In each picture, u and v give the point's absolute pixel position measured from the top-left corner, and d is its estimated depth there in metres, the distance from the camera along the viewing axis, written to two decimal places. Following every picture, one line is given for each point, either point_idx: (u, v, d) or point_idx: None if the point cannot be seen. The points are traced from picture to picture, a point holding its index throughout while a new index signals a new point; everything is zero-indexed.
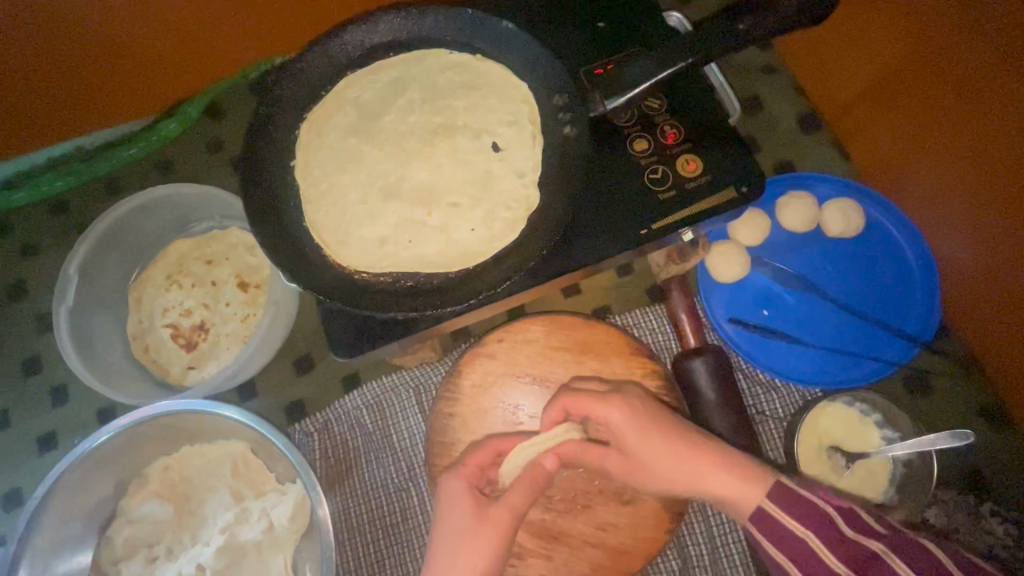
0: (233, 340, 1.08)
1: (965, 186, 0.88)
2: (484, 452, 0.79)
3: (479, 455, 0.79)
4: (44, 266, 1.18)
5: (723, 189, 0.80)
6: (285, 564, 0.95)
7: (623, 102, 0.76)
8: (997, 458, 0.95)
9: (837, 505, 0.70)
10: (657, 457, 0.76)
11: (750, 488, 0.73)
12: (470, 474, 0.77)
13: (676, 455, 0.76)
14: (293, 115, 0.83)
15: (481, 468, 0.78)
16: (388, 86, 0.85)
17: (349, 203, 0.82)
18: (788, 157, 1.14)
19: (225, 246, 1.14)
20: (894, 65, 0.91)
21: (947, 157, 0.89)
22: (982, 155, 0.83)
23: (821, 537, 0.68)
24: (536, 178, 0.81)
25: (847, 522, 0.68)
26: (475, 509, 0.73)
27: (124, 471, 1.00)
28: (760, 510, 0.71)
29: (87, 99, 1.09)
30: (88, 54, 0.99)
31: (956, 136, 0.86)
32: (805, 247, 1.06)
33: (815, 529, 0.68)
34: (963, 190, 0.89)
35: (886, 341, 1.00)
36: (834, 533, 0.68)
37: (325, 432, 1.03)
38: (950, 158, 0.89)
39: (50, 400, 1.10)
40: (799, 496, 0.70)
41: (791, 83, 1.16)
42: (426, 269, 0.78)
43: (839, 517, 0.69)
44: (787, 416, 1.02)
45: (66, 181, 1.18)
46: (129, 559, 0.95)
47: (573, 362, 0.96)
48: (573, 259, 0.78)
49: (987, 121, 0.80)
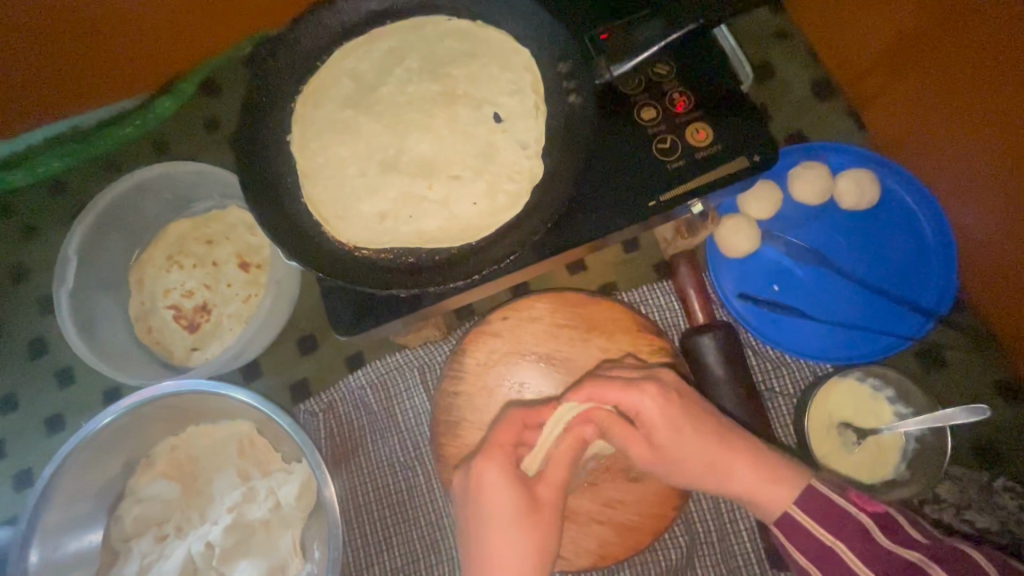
0: (235, 321, 1.07)
1: (984, 158, 0.84)
2: (509, 428, 0.73)
3: (504, 430, 0.74)
4: (44, 248, 1.17)
5: (736, 159, 0.77)
6: (294, 542, 0.96)
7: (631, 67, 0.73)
8: (1013, 434, 0.94)
9: (874, 514, 0.72)
10: (687, 446, 0.77)
11: (777, 491, 0.75)
12: (504, 456, 0.71)
13: (707, 445, 0.77)
14: (289, 88, 0.81)
15: (514, 447, 0.72)
16: (386, 55, 0.82)
17: (348, 177, 0.79)
18: (801, 127, 1.10)
19: (225, 226, 1.13)
20: (910, 32, 0.87)
21: (966, 128, 0.85)
22: (1001, 127, 0.79)
23: (853, 548, 0.70)
24: (539, 150, 0.78)
25: (884, 532, 0.71)
26: (523, 492, 0.70)
27: (131, 452, 1.00)
28: (788, 517, 0.75)
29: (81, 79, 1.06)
30: (80, 34, 0.96)
31: (975, 107, 0.82)
32: (817, 221, 1.03)
33: (845, 539, 0.71)
34: (983, 162, 0.85)
35: (900, 315, 0.98)
36: (867, 541, 0.70)
37: (330, 411, 1.03)
38: (969, 129, 0.85)
39: (56, 381, 1.10)
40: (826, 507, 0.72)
41: (805, 49, 1.12)
42: (428, 245, 0.76)
43: (877, 527, 0.71)
44: (797, 393, 1.00)
45: (63, 161, 1.16)
46: (140, 537, 0.96)
47: (579, 339, 0.95)
48: (579, 233, 0.76)
49: (1005, 92, 0.76)
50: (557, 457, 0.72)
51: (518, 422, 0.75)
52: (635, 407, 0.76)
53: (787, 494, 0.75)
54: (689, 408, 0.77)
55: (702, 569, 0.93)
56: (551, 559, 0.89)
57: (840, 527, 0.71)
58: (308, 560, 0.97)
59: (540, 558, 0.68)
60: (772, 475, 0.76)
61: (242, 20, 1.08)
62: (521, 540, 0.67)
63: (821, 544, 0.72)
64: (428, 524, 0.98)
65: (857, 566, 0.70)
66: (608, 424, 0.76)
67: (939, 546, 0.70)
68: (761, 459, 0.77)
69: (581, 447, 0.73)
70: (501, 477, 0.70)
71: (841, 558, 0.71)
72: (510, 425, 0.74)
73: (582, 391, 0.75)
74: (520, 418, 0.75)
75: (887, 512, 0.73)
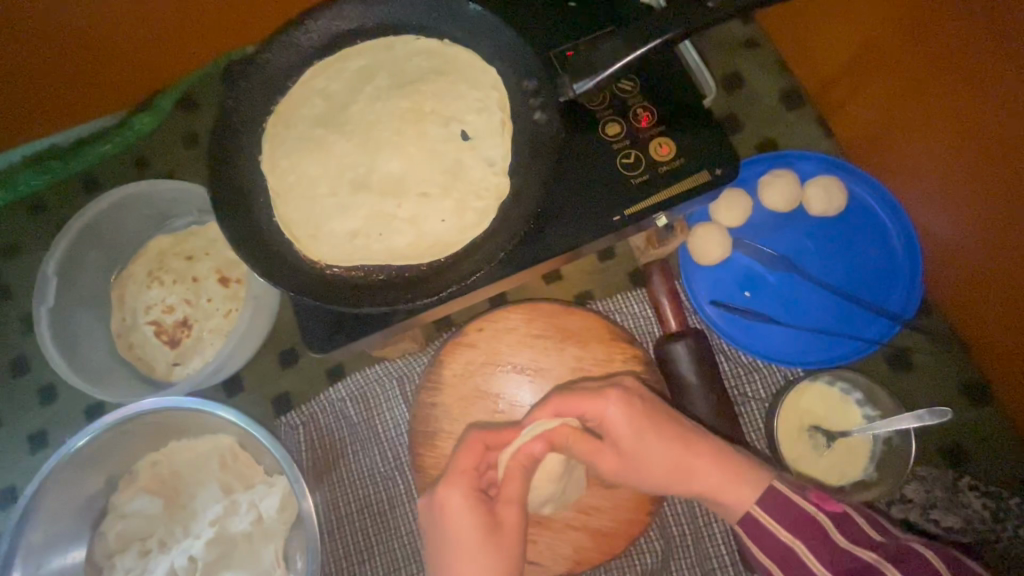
0: (216, 335, 1.09)
1: (954, 164, 0.86)
2: (470, 454, 0.77)
3: (467, 453, 0.78)
4: (26, 266, 1.18)
5: (698, 173, 0.78)
6: (277, 553, 0.97)
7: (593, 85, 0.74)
8: (981, 435, 0.95)
9: (831, 511, 0.74)
10: (655, 449, 0.79)
11: (740, 490, 0.77)
12: (467, 480, 0.76)
13: (674, 450, 0.79)
14: (260, 108, 0.82)
15: (476, 470, 0.76)
16: (356, 75, 0.84)
17: (318, 195, 0.80)
18: (771, 134, 1.12)
19: (205, 241, 1.14)
20: (880, 40, 0.89)
21: (936, 135, 0.86)
22: (972, 132, 0.80)
23: (809, 545, 0.72)
24: (507, 166, 0.80)
25: (841, 531, 0.72)
26: (484, 512, 0.75)
27: (114, 468, 1.01)
28: (751, 512, 0.76)
29: (62, 98, 1.08)
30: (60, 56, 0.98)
31: (946, 113, 0.83)
32: (787, 227, 1.05)
33: (803, 539, 0.72)
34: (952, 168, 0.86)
35: (868, 319, 1.00)
36: (826, 540, 0.72)
37: (311, 424, 1.04)
38: (940, 134, 0.86)
39: (39, 399, 1.11)
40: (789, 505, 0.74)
41: (774, 59, 1.14)
42: (399, 262, 0.77)
43: (833, 526, 0.73)
44: (769, 397, 1.02)
45: (44, 179, 1.17)
46: (123, 552, 0.97)
47: (554, 349, 0.97)
48: (546, 248, 0.77)
49: (978, 99, 0.77)
50: (508, 477, 0.77)
51: (479, 446, 0.78)
52: (601, 414, 0.80)
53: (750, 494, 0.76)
54: (653, 417, 0.80)
55: (678, 573, 0.95)
56: (528, 566, 0.91)
57: (803, 527, 0.72)
58: (291, 570, 0.98)
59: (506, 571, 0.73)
60: (731, 475, 0.78)
61: (220, 37, 1.09)
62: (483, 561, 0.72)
63: (786, 545, 0.73)
64: (409, 533, 1.00)
65: (813, 564, 0.72)
66: (572, 440, 0.82)
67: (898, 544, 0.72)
68: (725, 461, 0.79)
69: (529, 463, 0.78)
70: (464, 501, 0.75)
71: (799, 554, 0.73)
72: (472, 449, 0.78)
73: (549, 406, 0.80)
74: (478, 441, 0.79)
75: (845, 508, 0.74)
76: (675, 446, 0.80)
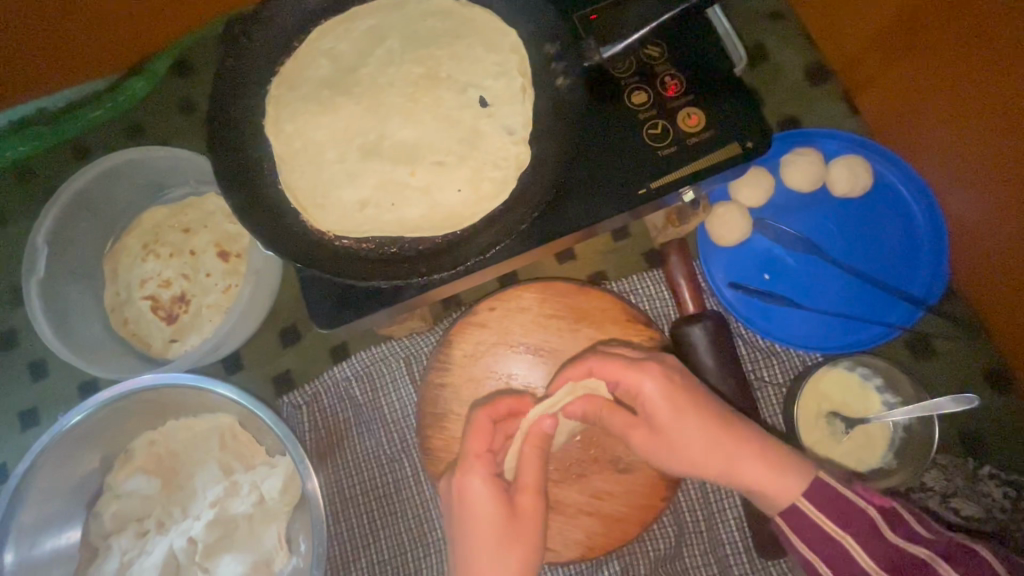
0: (215, 312, 1.04)
1: (989, 146, 0.81)
2: (483, 436, 0.76)
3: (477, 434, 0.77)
4: (13, 237, 1.12)
5: (727, 146, 0.74)
6: (279, 536, 0.95)
7: (621, 49, 0.71)
8: (1001, 422, 0.94)
9: (881, 506, 0.73)
10: (693, 435, 0.76)
11: (785, 485, 0.75)
12: (482, 465, 0.75)
13: (712, 433, 0.76)
14: (262, 67, 0.76)
15: (490, 454, 0.76)
16: (366, 35, 0.78)
17: (326, 162, 0.75)
18: (794, 111, 1.08)
19: (202, 214, 1.09)
20: (911, 15, 0.83)
21: (973, 115, 0.81)
22: (1009, 114, 0.75)
23: (858, 539, 0.71)
24: (526, 135, 0.75)
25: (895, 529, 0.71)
26: (505, 500, 0.73)
27: (108, 447, 0.97)
28: (793, 507, 0.74)
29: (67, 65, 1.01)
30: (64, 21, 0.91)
31: (982, 93, 0.79)
32: (809, 208, 1.01)
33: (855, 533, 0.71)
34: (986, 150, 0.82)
35: (890, 304, 0.97)
36: (874, 535, 0.71)
37: (314, 404, 1.01)
38: (976, 114, 0.81)
39: (29, 375, 1.07)
40: (834, 496, 0.73)
41: (799, 32, 1.09)
42: (410, 234, 0.73)
43: (884, 522, 0.72)
44: (787, 382, 1.00)
45: (33, 145, 1.11)
46: (119, 533, 0.93)
47: (567, 330, 0.94)
48: (567, 221, 0.72)
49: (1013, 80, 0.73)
50: (525, 459, 0.75)
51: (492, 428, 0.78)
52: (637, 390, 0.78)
53: (795, 485, 0.74)
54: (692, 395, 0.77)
55: (691, 560, 0.93)
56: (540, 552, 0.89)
57: (848, 519, 0.72)
58: (294, 553, 0.96)
59: (527, 560, 0.71)
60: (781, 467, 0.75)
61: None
62: (496, 548, 0.71)
63: (822, 539, 0.73)
64: (415, 516, 0.97)
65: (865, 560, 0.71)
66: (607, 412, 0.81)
67: (946, 542, 0.71)
68: (771, 457, 0.75)
69: (544, 441, 0.76)
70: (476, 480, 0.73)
71: (847, 548, 0.72)
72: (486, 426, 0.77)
73: (585, 364, 0.79)
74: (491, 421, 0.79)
75: (893, 504, 0.74)
76: (715, 435, 0.76)
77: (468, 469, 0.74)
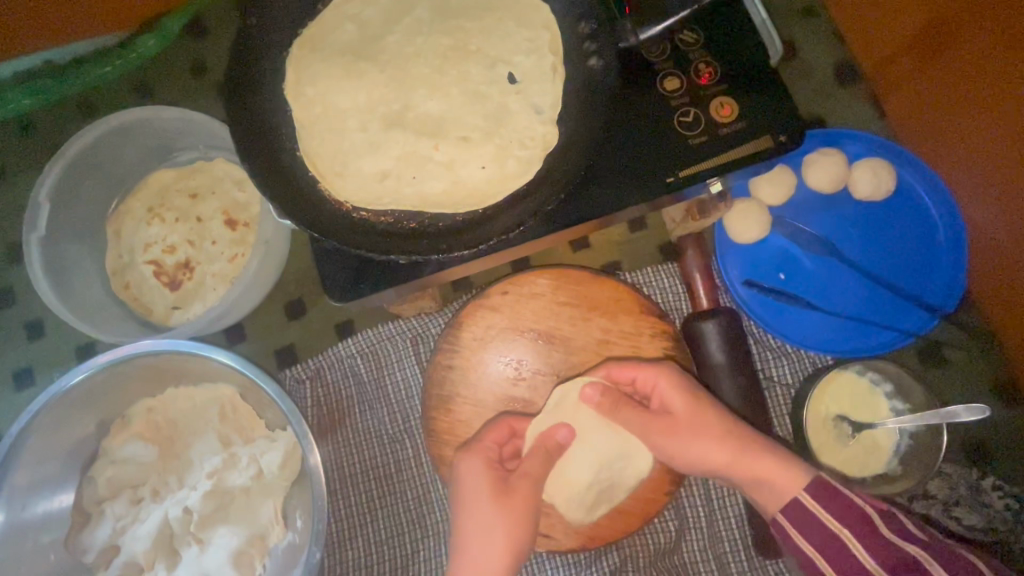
0: (219, 281, 1.02)
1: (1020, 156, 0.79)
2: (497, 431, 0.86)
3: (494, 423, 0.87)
4: (12, 192, 1.09)
5: (758, 139, 0.73)
6: (275, 511, 0.94)
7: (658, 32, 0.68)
8: (1008, 434, 0.94)
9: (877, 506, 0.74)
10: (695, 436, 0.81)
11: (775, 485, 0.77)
12: (486, 453, 0.83)
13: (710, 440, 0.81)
14: (285, 28, 0.74)
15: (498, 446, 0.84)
16: (394, 2, 0.76)
17: (347, 130, 0.73)
18: (820, 111, 1.07)
19: (211, 179, 1.07)
20: (947, 20, 0.81)
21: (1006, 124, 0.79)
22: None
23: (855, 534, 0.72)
24: (555, 116, 0.73)
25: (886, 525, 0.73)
26: (501, 485, 0.81)
27: (105, 411, 0.95)
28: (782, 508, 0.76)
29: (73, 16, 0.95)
30: None
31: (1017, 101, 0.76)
32: (830, 209, 1.00)
33: (849, 524, 0.72)
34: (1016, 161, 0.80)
35: (904, 311, 0.96)
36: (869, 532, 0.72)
37: (317, 379, 0.99)
38: (1009, 122, 0.79)
39: (25, 334, 1.05)
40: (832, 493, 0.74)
41: (829, 30, 1.07)
42: (431, 209, 0.71)
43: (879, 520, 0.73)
44: (796, 384, 0.99)
45: (38, 100, 1.08)
46: (113, 499, 0.92)
47: (579, 319, 0.93)
48: (591, 208, 0.71)
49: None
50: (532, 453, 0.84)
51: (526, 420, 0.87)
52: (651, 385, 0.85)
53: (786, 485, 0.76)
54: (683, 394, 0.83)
55: (689, 555, 0.93)
56: (540, 538, 0.88)
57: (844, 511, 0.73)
58: (290, 528, 0.95)
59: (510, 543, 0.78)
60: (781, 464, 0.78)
61: None
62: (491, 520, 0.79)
63: (818, 531, 0.74)
64: (415, 498, 0.96)
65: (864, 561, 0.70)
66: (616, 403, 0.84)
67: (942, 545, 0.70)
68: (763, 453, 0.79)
69: (553, 447, 0.85)
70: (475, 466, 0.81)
71: (844, 542, 0.72)
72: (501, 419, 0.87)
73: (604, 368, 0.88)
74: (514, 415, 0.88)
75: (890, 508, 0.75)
76: (717, 430, 0.81)
77: (472, 453, 0.82)
